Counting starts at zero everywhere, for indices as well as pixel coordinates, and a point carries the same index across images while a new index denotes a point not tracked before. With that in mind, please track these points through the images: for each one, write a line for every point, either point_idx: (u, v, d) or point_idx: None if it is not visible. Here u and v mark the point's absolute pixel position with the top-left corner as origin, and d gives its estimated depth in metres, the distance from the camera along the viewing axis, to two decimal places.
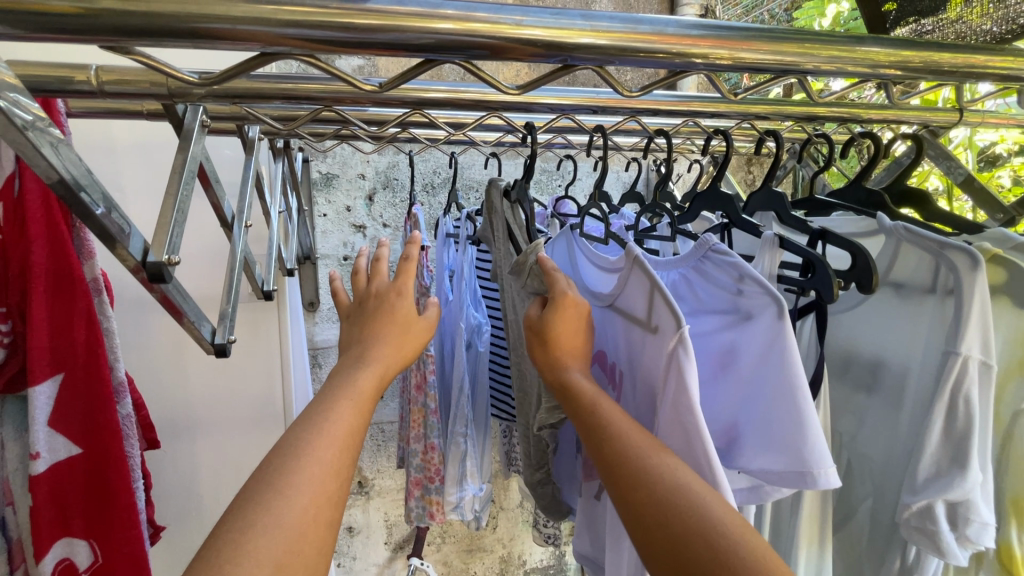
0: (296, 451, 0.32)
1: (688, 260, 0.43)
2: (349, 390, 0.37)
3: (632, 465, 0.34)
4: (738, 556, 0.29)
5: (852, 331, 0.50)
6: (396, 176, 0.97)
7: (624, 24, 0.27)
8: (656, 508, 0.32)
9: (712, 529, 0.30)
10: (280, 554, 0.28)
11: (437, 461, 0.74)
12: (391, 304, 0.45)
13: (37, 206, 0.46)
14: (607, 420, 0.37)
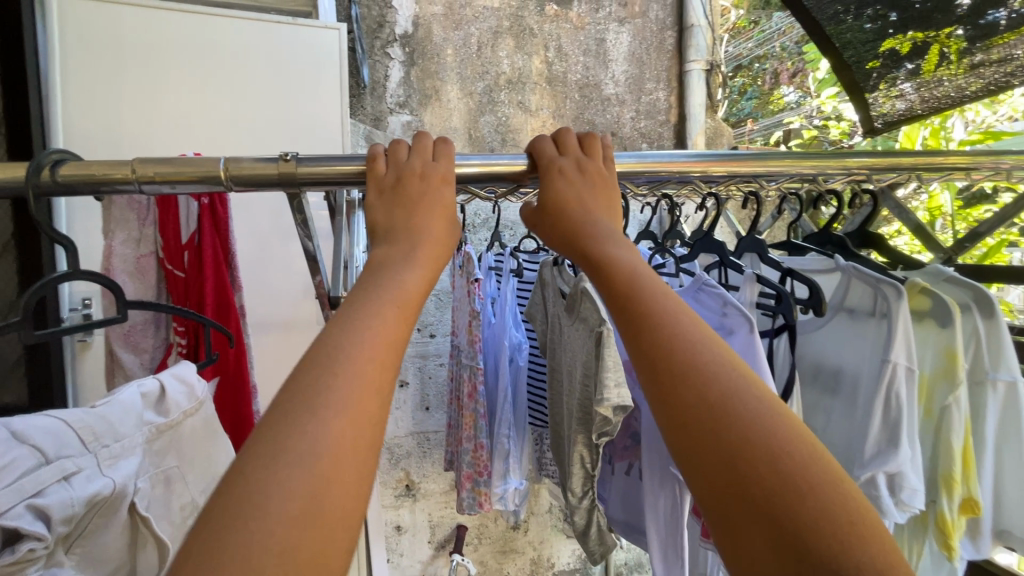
0: (330, 371, 0.31)
1: (689, 291, 0.59)
2: (397, 296, 0.37)
3: (674, 346, 0.35)
4: (779, 440, 0.31)
5: (818, 346, 0.64)
6: None
7: None
8: (703, 406, 0.32)
9: (770, 431, 0.31)
10: (317, 479, 0.27)
11: (485, 458, 0.90)
12: (412, 188, 0.43)
13: (210, 254, 0.62)
14: (650, 305, 0.38)
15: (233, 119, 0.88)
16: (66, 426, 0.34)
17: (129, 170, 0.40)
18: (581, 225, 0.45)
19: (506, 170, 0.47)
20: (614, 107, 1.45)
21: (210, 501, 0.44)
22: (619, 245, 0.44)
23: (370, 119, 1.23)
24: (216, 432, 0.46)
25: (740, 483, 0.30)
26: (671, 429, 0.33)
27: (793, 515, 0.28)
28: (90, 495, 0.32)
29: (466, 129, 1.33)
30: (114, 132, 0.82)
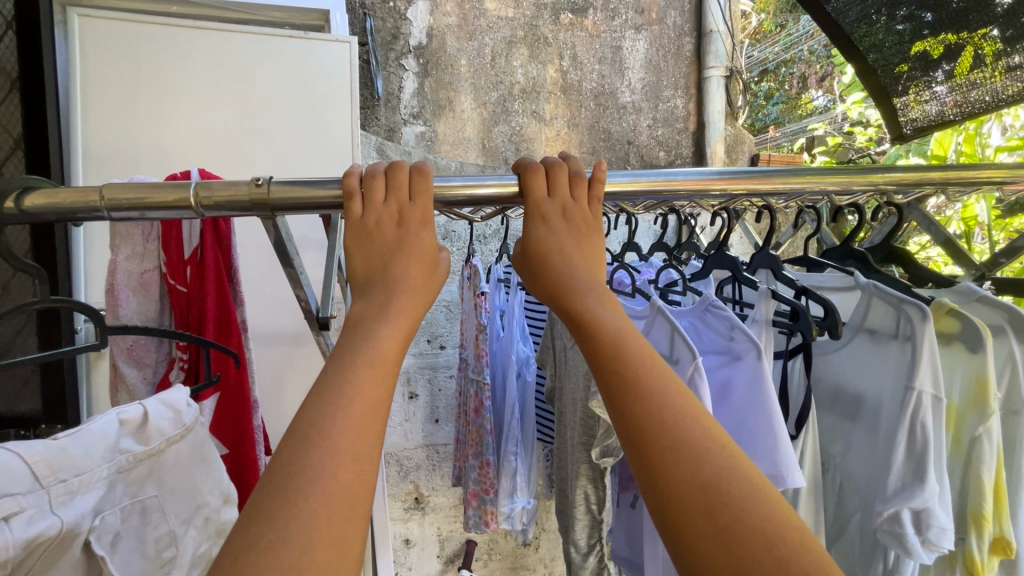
0: (308, 446, 0.31)
1: (696, 311, 0.57)
2: (372, 354, 0.37)
3: (661, 420, 0.35)
4: (769, 524, 0.30)
5: (836, 369, 0.60)
6: (456, 229, 1.15)
7: None
8: (693, 483, 0.32)
9: (762, 515, 0.31)
10: (299, 558, 0.27)
11: (491, 476, 0.88)
12: (388, 235, 0.44)
13: (211, 270, 0.62)
14: (635, 373, 0.37)
15: (246, 132, 0.89)
16: (21, 460, 0.34)
17: (95, 196, 0.40)
18: (564, 276, 0.46)
19: (492, 192, 0.46)
20: (630, 116, 1.42)
21: (191, 532, 0.44)
22: (604, 303, 0.43)
23: (383, 130, 1.23)
24: (206, 460, 0.46)
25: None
26: (662, 513, 0.32)
27: None
28: (29, 537, 0.32)
29: (479, 139, 1.32)
30: (131, 147, 0.84)
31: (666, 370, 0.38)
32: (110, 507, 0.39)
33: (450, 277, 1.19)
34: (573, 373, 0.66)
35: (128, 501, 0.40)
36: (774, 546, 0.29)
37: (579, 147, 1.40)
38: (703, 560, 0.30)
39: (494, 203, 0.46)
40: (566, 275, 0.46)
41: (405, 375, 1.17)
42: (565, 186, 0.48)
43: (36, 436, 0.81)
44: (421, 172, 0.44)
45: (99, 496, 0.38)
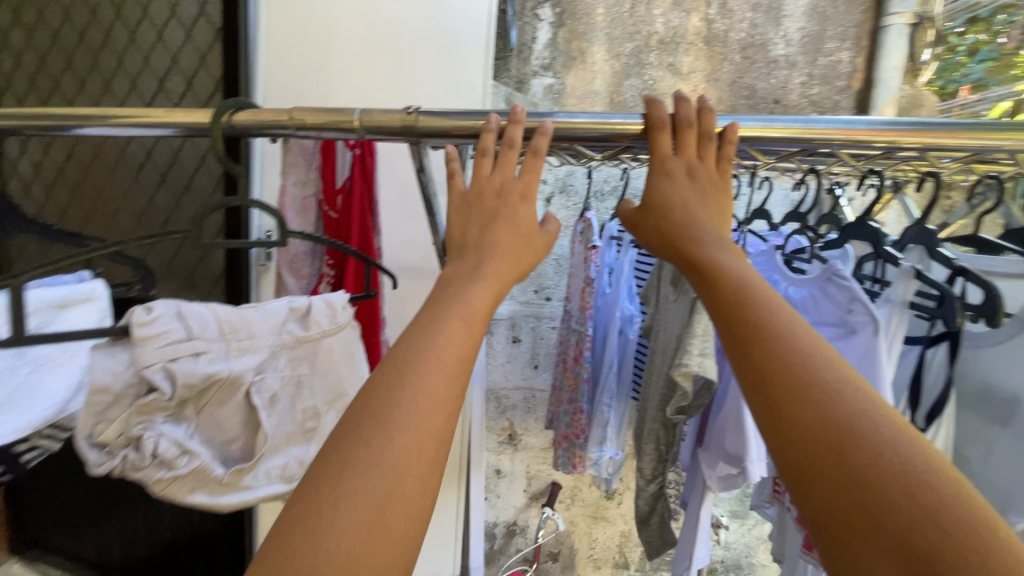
0: (404, 390, 0.35)
1: (815, 280, 0.53)
2: (463, 310, 0.40)
3: (787, 367, 0.34)
4: (913, 467, 0.29)
5: (991, 366, 0.53)
6: (573, 183, 1.18)
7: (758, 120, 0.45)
8: (824, 426, 0.31)
9: (899, 466, 0.29)
10: (391, 486, 0.31)
11: (583, 422, 0.91)
12: (489, 205, 0.48)
13: (357, 199, 0.73)
14: (760, 319, 0.37)
15: (392, 78, 0.97)
16: (215, 315, 0.46)
17: (287, 116, 0.48)
18: (684, 228, 0.45)
19: (617, 128, 0.47)
20: (782, 71, 1.28)
21: (332, 413, 0.52)
22: (727, 254, 0.42)
23: (513, 82, 1.26)
24: (353, 356, 0.53)
25: (865, 514, 0.28)
26: (782, 450, 0.33)
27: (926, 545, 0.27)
28: (208, 373, 0.44)
29: (608, 93, 1.29)
30: (298, 88, 0.96)
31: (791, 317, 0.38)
32: (272, 370, 0.49)
33: (564, 232, 1.21)
34: (663, 330, 0.65)
35: (288, 372, 0.50)
36: (916, 485, 0.28)
37: (717, 104, 1.30)
38: (827, 499, 0.30)
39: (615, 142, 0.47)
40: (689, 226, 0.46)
41: (510, 320, 1.23)
42: (693, 146, 0.47)
43: None
44: (542, 137, 0.46)
45: (264, 358, 0.48)
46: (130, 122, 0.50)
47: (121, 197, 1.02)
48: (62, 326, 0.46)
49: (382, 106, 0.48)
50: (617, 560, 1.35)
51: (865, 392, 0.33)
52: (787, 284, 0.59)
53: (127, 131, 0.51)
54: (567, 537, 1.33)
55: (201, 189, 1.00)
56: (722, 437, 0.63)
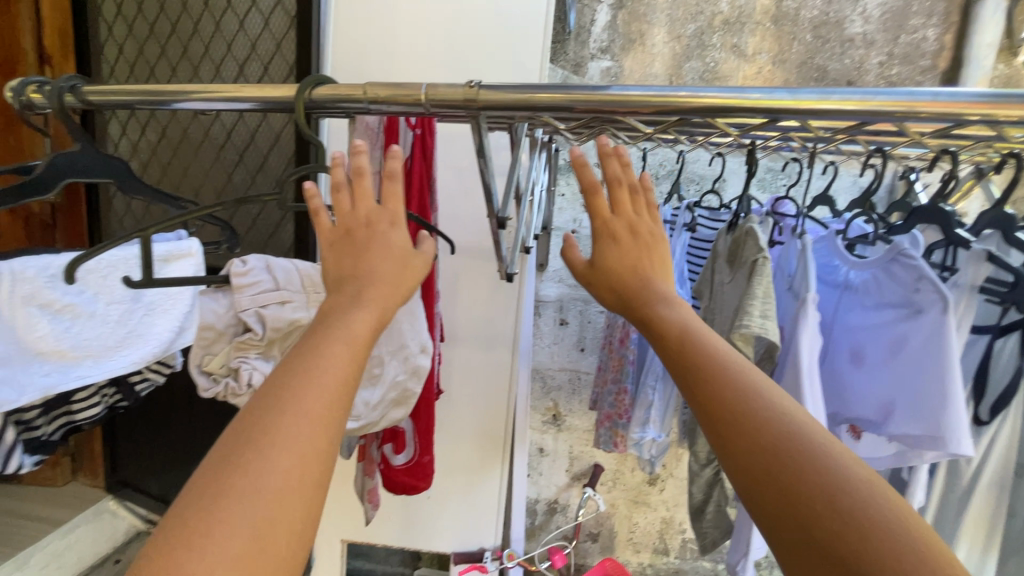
0: (278, 410, 0.35)
1: (878, 262, 0.53)
2: (344, 337, 0.41)
3: (728, 398, 0.38)
4: (836, 475, 0.32)
5: None
6: (627, 166, 1.18)
7: (818, 93, 0.43)
8: (760, 449, 0.35)
9: (849, 487, 0.32)
10: (259, 513, 0.31)
11: (626, 402, 0.93)
12: (366, 235, 0.50)
13: (416, 178, 0.77)
14: (700, 349, 0.41)
15: (452, 61, 1.01)
16: (299, 273, 0.55)
17: (361, 92, 0.52)
18: (639, 278, 0.49)
19: (665, 100, 0.46)
20: (857, 50, 1.21)
21: (395, 362, 0.62)
22: (671, 301, 0.47)
23: (570, 65, 1.26)
24: (415, 315, 0.62)
25: (800, 525, 0.32)
26: (734, 469, 0.36)
27: (853, 548, 0.30)
28: (292, 318, 0.53)
29: (667, 76, 1.27)
30: (363, 73, 1.02)
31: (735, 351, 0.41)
32: None
33: None
34: (722, 313, 0.62)
35: None
36: (842, 495, 0.32)
37: (783, 86, 1.25)
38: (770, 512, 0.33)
39: (667, 114, 0.47)
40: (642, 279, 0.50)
41: (559, 302, 1.25)
42: (626, 204, 0.52)
43: None
44: (395, 159, 0.50)
45: None
46: (216, 98, 0.55)
47: (205, 174, 1.12)
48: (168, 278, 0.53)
49: (446, 84, 0.51)
50: (657, 545, 1.36)
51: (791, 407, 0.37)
52: (848, 268, 0.57)
53: (211, 106, 0.55)
54: (608, 519, 1.35)
55: (274, 168, 1.06)
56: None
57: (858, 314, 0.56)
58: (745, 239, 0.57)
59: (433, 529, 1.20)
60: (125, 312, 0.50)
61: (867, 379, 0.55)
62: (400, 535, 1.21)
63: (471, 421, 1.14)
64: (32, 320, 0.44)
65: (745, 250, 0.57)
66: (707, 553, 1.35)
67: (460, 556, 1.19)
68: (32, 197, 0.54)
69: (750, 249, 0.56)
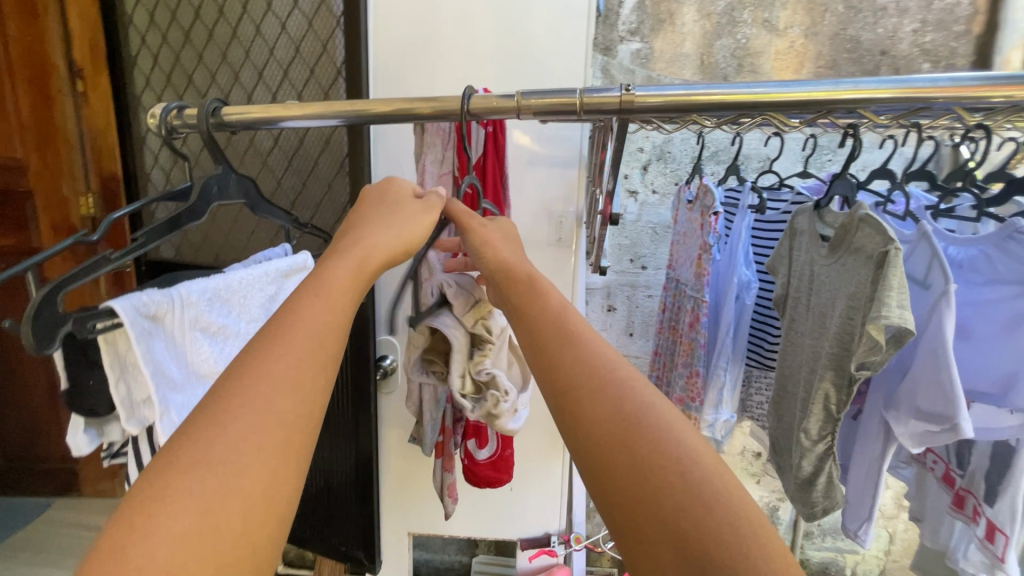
0: (244, 376, 0.32)
1: (990, 238, 0.54)
2: (324, 288, 0.39)
3: (593, 386, 0.37)
4: (690, 465, 0.32)
5: None
6: (671, 150, 1.18)
7: (976, 80, 0.42)
8: (617, 438, 0.34)
9: (705, 476, 0.32)
10: (219, 484, 0.28)
11: (700, 386, 0.92)
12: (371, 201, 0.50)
13: (490, 176, 0.77)
14: (569, 343, 0.41)
15: (495, 54, 1.00)
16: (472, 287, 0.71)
17: (516, 102, 0.51)
18: (509, 275, 0.49)
19: (827, 96, 0.44)
20: (891, 19, 1.20)
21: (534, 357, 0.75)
22: (547, 294, 0.46)
23: (601, 49, 1.25)
24: None
25: (647, 516, 0.31)
26: (588, 465, 0.35)
27: (702, 541, 0.29)
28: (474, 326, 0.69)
29: (698, 55, 1.27)
30: (404, 72, 1.01)
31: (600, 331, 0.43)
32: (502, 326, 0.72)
33: (661, 200, 1.21)
34: (822, 299, 0.62)
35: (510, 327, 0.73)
36: (694, 485, 0.31)
37: (816, 60, 1.24)
38: (618, 508, 0.32)
39: (820, 109, 0.45)
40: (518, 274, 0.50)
41: (606, 289, 1.26)
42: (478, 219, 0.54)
43: None
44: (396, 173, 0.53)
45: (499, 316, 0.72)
46: (326, 114, 0.54)
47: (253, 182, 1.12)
48: (287, 291, 0.58)
49: (603, 85, 0.49)
50: None
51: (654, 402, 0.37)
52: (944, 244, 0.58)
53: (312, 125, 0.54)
54: None
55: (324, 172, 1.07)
56: (912, 394, 0.56)
57: (962, 290, 0.57)
58: (857, 227, 0.56)
59: (500, 519, 1.23)
60: (258, 326, 0.55)
61: (977, 353, 0.56)
62: (466, 526, 1.24)
63: (532, 410, 1.16)
64: (198, 344, 0.49)
65: (856, 236, 0.56)
66: None
67: (528, 543, 1.22)
68: (185, 225, 0.53)
69: (859, 238, 0.56)
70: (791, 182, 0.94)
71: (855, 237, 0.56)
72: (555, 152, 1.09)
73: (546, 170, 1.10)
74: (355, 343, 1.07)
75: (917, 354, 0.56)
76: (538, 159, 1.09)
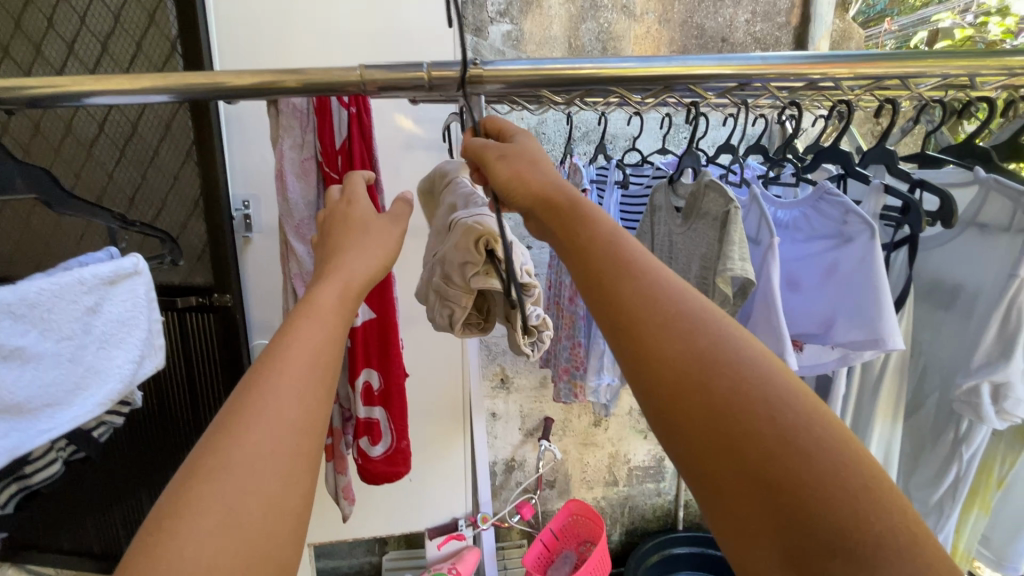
0: (248, 414, 0.34)
1: (806, 201, 0.62)
2: (310, 312, 0.41)
3: (660, 315, 0.36)
4: (773, 397, 0.32)
5: (941, 261, 0.63)
6: (545, 131, 1.20)
7: (779, 59, 0.47)
8: (693, 371, 0.34)
9: (787, 406, 0.31)
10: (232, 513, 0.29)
11: (582, 355, 0.99)
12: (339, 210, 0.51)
13: (358, 159, 0.72)
14: (625, 273, 0.39)
15: (355, 29, 0.94)
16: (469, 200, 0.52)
17: (358, 75, 0.46)
18: (547, 199, 0.45)
19: (662, 72, 0.47)
20: (728, 9, 1.32)
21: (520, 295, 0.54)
22: (595, 222, 0.43)
23: (472, 29, 1.24)
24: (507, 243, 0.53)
25: (734, 446, 0.31)
26: (656, 396, 0.35)
27: (791, 472, 0.29)
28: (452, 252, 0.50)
29: (566, 38, 1.30)
30: (256, 47, 0.93)
31: (662, 263, 0.40)
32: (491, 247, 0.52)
33: None
34: (677, 264, 0.69)
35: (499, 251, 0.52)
36: (779, 415, 0.31)
37: (669, 45, 1.34)
38: (694, 439, 0.32)
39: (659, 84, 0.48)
40: (558, 197, 0.45)
41: None
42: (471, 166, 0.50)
43: (212, 303, 0.99)
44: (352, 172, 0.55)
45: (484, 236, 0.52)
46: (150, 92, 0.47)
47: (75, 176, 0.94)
48: (115, 300, 0.48)
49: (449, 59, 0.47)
50: (607, 478, 1.49)
51: (737, 332, 0.36)
52: (775, 208, 0.67)
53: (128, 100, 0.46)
54: (562, 465, 1.44)
55: (169, 163, 0.93)
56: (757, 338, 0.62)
57: (791, 247, 0.65)
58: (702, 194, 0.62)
59: (407, 512, 1.21)
60: (72, 346, 0.45)
61: (804, 300, 0.64)
62: (371, 525, 1.20)
63: (429, 399, 1.15)
64: None
65: (702, 203, 0.63)
66: (649, 475, 1.52)
67: (434, 531, 1.22)
68: None
69: (710, 207, 0.62)
70: (653, 158, 1.01)
71: (709, 202, 0.62)
72: (430, 135, 1.06)
73: (422, 153, 1.07)
74: (225, 351, 1.01)
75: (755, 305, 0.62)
76: (415, 141, 1.06)
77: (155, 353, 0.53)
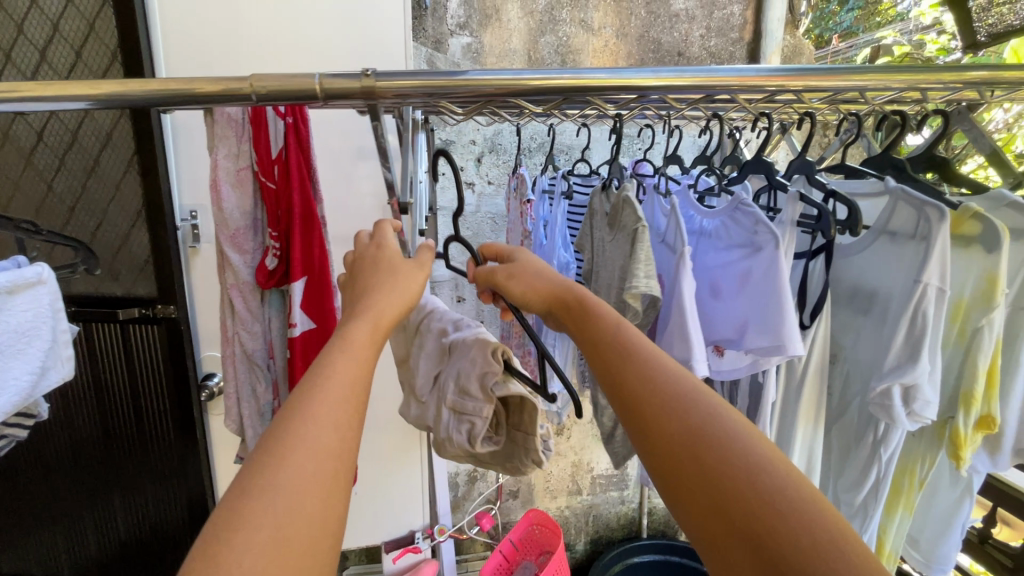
0: (283, 452, 0.32)
1: (726, 211, 0.64)
2: (343, 347, 0.39)
3: (656, 392, 0.39)
4: (761, 467, 0.33)
5: (860, 268, 0.64)
6: (501, 142, 1.21)
7: (678, 72, 0.46)
8: (686, 444, 0.35)
9: (767, 474, 0.32)
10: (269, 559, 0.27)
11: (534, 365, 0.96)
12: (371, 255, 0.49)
13: (294, 169, 0.72)
14: (625, 356, 0.42)
15: (303, 40, 0.95)
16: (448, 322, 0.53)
17: (248, 86, 0.44)
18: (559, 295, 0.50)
19: (568, 84, 0.46)
20: (683, 24, 1.35)
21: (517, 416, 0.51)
22: (601, 313, 0.47)
23: (431, 42, 1.25)
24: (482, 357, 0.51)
25: (724, 513, 0.32)
26: (657, 468, 0.37)
27: (771, 535, 0.30)
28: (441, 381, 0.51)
29: (525, 51, 1.32)
30: (202, 57, 0.92)
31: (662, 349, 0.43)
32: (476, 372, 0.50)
33: (497, 190, 1.25)
34: (606, 272, 0.70)
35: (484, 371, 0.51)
36: (765, 483, 0.32)
37: (627, 58, 1.36)
38: (691, 507, 0.34)
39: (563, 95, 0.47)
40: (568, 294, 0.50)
41: None
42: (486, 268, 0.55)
43: (155, 314, 0.97)
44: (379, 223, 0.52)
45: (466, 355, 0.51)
46: None
47: (14, 185, 0.92)
48: (13, 311, 0.47)
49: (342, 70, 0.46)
50: (571, 487, 1.49)
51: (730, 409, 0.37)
52: (701, 217, 0.69)
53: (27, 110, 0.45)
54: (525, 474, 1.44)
55: (110, 171, 0.92)
56: (671, 344, 0.63)
57: (715, 256, 0.67)
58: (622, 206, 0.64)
59: (362, 525, 1.20)
60: None
61: (723, 307, 0.66)
62: None
63: (384, 410, 1.14)
64: None
65: (622, 213, 0.65)
66: (612, 483, 1.52)
67: (391, 544, 1.21)
68: None
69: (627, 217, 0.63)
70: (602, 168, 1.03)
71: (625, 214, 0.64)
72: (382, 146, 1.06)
73: (375, 163, 1.07)
74: (172, 364, 0.99)
75: (671, 310, 0.63)
76: (367, 151, 1.06)
77: (63, 363, 0.53)
